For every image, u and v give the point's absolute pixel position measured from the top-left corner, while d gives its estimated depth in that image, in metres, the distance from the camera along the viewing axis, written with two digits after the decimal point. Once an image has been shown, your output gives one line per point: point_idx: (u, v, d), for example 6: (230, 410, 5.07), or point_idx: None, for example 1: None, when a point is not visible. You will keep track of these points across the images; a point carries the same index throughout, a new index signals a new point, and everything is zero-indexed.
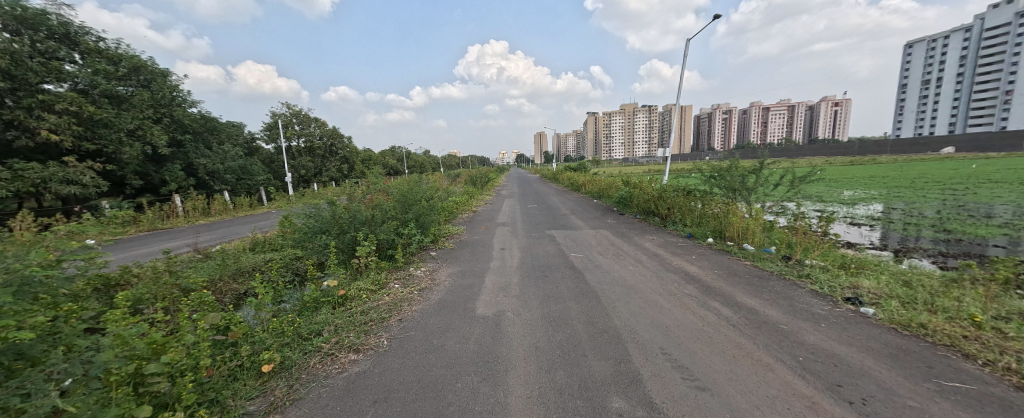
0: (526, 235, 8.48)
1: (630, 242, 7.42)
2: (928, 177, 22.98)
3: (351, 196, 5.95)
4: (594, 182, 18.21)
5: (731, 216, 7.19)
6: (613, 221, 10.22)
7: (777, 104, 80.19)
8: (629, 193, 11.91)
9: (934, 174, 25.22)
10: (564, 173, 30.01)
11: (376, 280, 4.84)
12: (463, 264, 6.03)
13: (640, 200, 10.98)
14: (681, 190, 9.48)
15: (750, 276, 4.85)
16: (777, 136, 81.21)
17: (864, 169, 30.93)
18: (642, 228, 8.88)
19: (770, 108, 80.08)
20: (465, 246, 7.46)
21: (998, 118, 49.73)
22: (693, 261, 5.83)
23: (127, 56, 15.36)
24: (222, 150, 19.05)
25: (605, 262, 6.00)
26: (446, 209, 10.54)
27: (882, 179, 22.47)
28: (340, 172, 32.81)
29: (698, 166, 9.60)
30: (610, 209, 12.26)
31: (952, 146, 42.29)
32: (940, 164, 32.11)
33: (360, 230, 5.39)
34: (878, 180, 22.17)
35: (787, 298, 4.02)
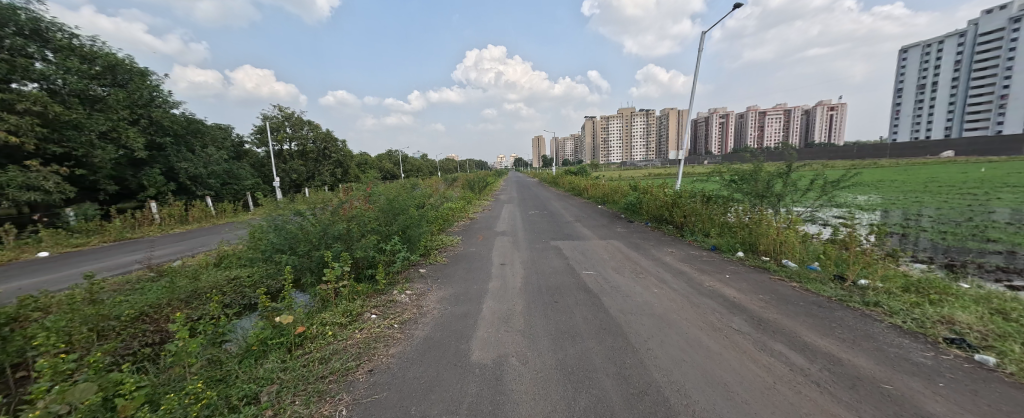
0: (529, 247, 7.58)
1: (648, 256, 6.53)
2: (940, 181, 22.26)
3: (324, 206, 5.04)
4: (597, 186, 17.34)
5: (763, 226, 6.33)
6: (623, 229, 9.34)
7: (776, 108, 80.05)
8: (638, 199, 11.05)
9: (943, 177, 24.56)
10: (565, 177, 29.18)
11: (347, 311, 3.91)
12: (457, 285, 5.12)
13: (652, 206, 10.11)
14: (698, 196, 8.63)
15: (806, 304, 3.98)
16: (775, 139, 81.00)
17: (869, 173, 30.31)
18: (657, 238, 8.01)
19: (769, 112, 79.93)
20: (460, 261, 6.55)
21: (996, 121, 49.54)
22: (729, 281, 4.93)
23: (102, 53, 14.44)
24: (206, 154, 18.10)
25: (625, 282, 5.10)
26: (440, 217, 9.66)
27: (893, 184, 21.66)
28: (333, 176, 31.92)
29: (717, 170, 8.75)
30: (618, 216, 11.38)
31: (948, 150, 42.27)
32: (946, 168, 31.50)
33: (332, 247, 4.47)
34: (890, 184, 21.44)
35: (870, 339, 3.14)
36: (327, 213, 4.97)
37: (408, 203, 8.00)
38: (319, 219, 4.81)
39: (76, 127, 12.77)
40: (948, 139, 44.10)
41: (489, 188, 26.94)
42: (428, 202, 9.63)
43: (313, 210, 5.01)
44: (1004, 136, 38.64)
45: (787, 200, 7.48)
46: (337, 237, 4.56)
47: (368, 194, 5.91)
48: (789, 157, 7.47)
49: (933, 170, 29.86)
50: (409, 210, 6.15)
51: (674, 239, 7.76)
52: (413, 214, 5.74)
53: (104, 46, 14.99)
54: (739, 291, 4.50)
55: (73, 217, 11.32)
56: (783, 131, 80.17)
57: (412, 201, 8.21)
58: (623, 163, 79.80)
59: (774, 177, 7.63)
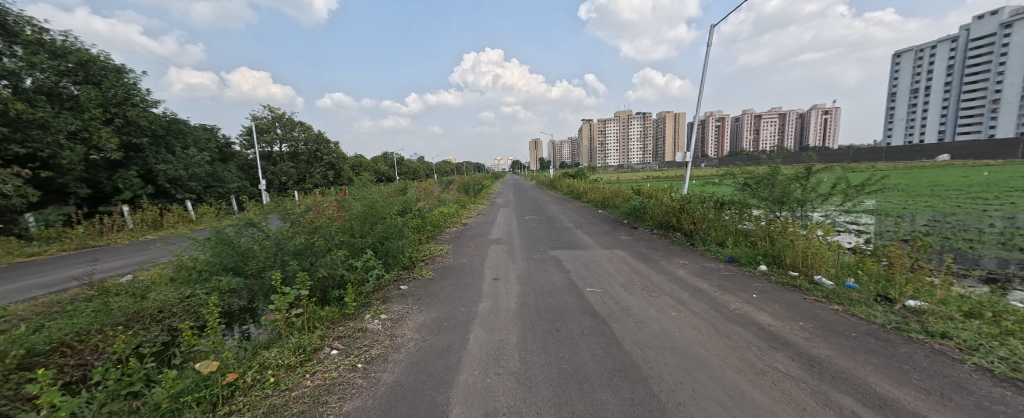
0: (526, 258, 6.87)
1: (659, 269, 5.83)
2: (944, 185, 21.83)
3: (286, 215, 4.31)
4: (597, 190, 16.66)
5: (787, 235, 5.66)
6: (628, 237, 8.65)
7: (772, 111, 80.22)
8: (642, 203, 10.41)
9: (946, 181, 24.16)
10: (563, 179, 28.51)
11: (300, 346, 3.17)
12: (441, 306, 4.39)
13: (658, 212, 9.42)
14: (710, 201, 7.98)
15: (859, 335, 3.28)
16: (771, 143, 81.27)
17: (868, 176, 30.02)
18: (666, 247, 7.32)
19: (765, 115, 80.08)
20: (447, 275, 5.83)
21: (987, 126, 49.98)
22: (757, 302, 4.25)
23: (74, 49, 13.64)
24: (188, 155, 17.28)
25: (636, 303, 4.39)
26: (429, 224, 8.96)
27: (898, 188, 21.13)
28: (325, 178, 31.12)
29: (729, 173, 8.10)
30: (621, 222, 10.69)
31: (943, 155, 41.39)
32: (946, 171, 31.20)
33: (289, 265, 3.73)
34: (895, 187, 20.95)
35: (961, 390, 2.44)
36: (289, 223, 4.25)
37: (393, 209, 7.27)
38: (277, 231, 4.08)
39: (42, 127, 11.96)
40: (942, 143, 44.09)
41: (485, 191, 26.24)
42: (417, 206, 8.92)
43: (273, 220, 4.29)
44: (995, 139, 38.47)
45: (808, 206, 6.82)
46: (296, 252, 3.83)
47: (343, 199, 5.20)
48: (810, 159, 6.84)
49: (932, 173, 29.52)
50: (390, 219, 5.44)
51: (685, 249, 7.07)
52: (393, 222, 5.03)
53: (77, 41, 14.19)
54: (773, 315, 3.81)
55: (33, 224, 10.35)
56: (779, 134, 80.33)
57: (398, 207, 7.49)
58: (620, 166, 79.51)
59: (793, 180, 6.99)
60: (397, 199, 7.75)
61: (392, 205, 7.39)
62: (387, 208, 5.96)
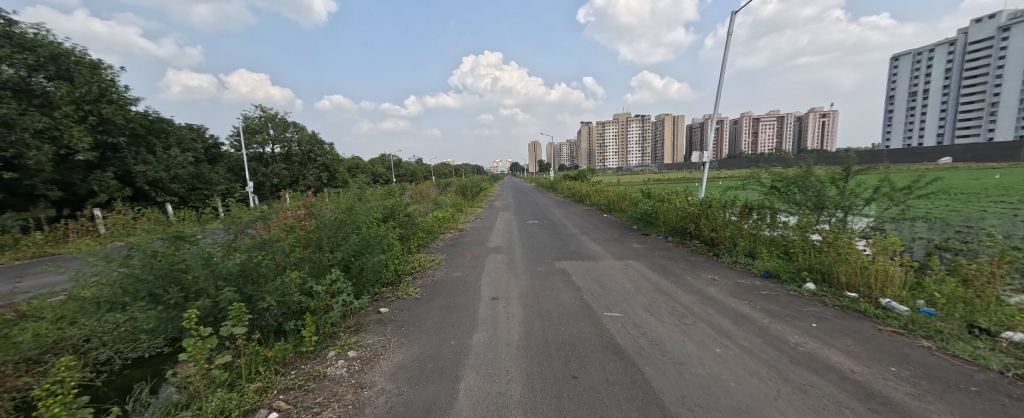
0: (529, 271, 6.02)
1: (685, 286, 4.98)
2: (959, 188, 21.00)
3: (231, 225, 3.42)
4: (601, 193, 15.84)
5: (838, 247, 4.80)
6: (641, 245, 7.80)
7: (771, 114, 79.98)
8: (654, 208, 9.58)
9: (959, 183, 23.34)
10: (563, 182, 27.69)
11: (223, 410, 2.31)
12: (426, 339, 3.54)
13: (674, 217, 8.57)
14: (734, 205, 7.14)
15: (986, 394, 2.43)
16: (771, 145, 80.80)
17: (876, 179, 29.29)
18: (687, 259, 6.46)
19: (765, 118, 79.70)
20: (439, 293, 4.97)
21: (985, 129, 49.77)
22: (821, 333, 3.40)
23: (43, 42, 12.77)
24: (169, 156, 16.37)
25: (668, 334, 3.55)
26: (421, 230, 8.13)
27: None
28: (319, 180, 30.27)
29: (756, 174, 7.24)
30: (631, 229, 9.83)
31: (944, 157, 41.02)
32: (954, 174, 30.45)
33: (228, 291, 2.86)
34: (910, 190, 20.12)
35: None
36: (234, 237, 3.34)
37: (376, 215, 6.39)
38: (215, 247, 3.19)
39: (6, 125, 11.10)
40: (942, 146, 43.63)
41: (484, 194, 25.42)
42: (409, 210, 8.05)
43: (214, 231, 3.41)
44: (996, 142, 38.05)
45: (852, 212, 5.97)
46: (239, 274, 2.95)
47: (312, 204, 4.33)
48: (853, 158, 6.02)
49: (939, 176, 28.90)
50: (371, 226, 4.57)
51: (709, 261, 6.24)
52: (375, 232, 4.14)
53: (48, 34, 13.33)
54: (851, 356, 2.96)
55: None
56: (778, 137, 80.03)
57: (384, 211, 6.62)
58: (620, 168, 78.88)
59: (831, 182, 6.16)
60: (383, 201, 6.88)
61: (376, 209, 6.52)
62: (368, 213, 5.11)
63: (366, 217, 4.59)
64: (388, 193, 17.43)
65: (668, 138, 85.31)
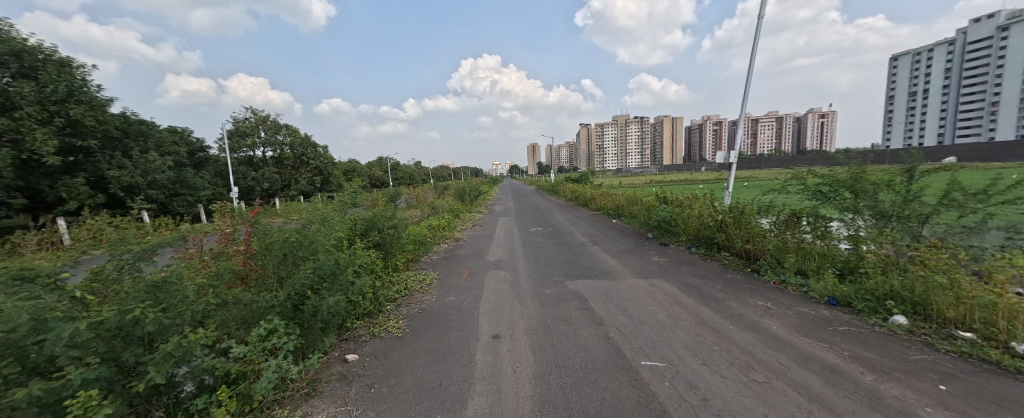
0: (537, 294, 4.99)
1: (735, 317, 3.96)
2: None
3: (113, 260, 2.36)
4: (608, 197, 14.87)
5: (933, 269, 3.75)
6: (664, 259, 6.79)
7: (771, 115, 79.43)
8: (672, 214, 8.59)
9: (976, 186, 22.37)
10: (565, 185, 26.75)
11: None
12: (401, 411, 2.52)
13: (699, 226, 7.57)
14: (774, 212, 6.14)
15: None
16: (771, 146, 80.12)
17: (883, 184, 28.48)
18: (722, 277, 5.44)
19: (766, 119, 79.07)
20: (427, 328, 3.96)
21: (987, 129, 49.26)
22: (966, 406, 2.37)
23: (4, 36, 11.76)
24: (147, 160, 15.34)
25: (740, 402, 2.53)
26: (410, 242, 7.11)
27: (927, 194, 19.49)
28: (312, 185, 29.33)
29: (797, 176, 6.23)
30: (647, 238, 8.83)
31: (949, 157, 40.35)
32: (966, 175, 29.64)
33: (87, 365, 1.83)
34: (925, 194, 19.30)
35: None
36: (117, 279, 2.29)
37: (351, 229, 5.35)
38: (90, 295, 2.19)
39: None
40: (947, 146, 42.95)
41: (482, 198, 24.54)
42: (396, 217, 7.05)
43: (93, 269, 2.37)
44: (1003, 142, 37.28)
45: (926, 222, 4.92)
46: (111, 335, 1.91)
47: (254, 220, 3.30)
48: (919, 159, 5.00)
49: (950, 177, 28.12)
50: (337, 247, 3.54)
51: (749, 281, 5.24)
52: (339, 257, 3.11)
53: (11, 29, 12.32)
54: None
55: None
56: (778, 138, 79.47)
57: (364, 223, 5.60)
58: (620, 170, 78.29)
59: (891, 186, 5.13)
60: (363, 209, 5.88)
61: (351, 221, 5.49)
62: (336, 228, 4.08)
63: (330, 236, 3.56)
64: (381, 198, 16.53)
65: (668, 139, 84.67)
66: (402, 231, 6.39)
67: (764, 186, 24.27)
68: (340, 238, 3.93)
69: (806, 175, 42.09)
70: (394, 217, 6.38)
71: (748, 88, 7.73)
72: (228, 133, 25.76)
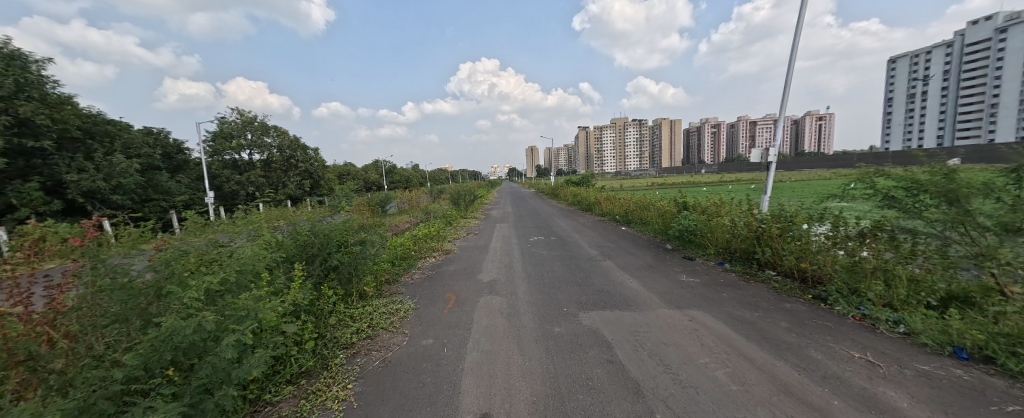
0: (541, 335, 3.77)
1: (828, 379, 2.73)
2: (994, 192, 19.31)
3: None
4: (615, 201, 13.65)
5: None
6: (695, 280, 5.54)
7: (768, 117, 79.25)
8: (696, 224, 7.37)
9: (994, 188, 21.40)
10: (566, 188, 25.50)
11: None
12: None
13: (736, 238, 6.31)
14: (838, 222, 4.85)
15: None
16: None
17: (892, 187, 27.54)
18: (780, 308, 4.19)
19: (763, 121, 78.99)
20: (386, 401, 2.70)
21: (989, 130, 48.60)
22: None
23: None
24: (110, 162, 14.04)
25: None
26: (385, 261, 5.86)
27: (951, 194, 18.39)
28: (301, 189, 28.10)
29: (863, 177, 4.93)
30: (667, 250, 7.57)
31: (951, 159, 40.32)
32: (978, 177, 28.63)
33: None
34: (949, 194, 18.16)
35: None
36: None
37: (296, 246, 4.10)
38: None
39: None
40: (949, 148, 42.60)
41: (480, 202, 23.44)
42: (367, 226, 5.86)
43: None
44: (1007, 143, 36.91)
45: None
46: None
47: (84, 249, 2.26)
48: None
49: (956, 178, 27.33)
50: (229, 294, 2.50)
51: (816, 313, 4.03)
52: (210, 318, 2.09)
53: None
54: None
55: None
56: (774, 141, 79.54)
57: (324, 233, 4.34)
58: (620, 173, 77.27)
59: (998, 192, 3.85)
60: (318, 219, 4.64)
61: (298, 231, 4.25)
62: (252, 254, 2.95)
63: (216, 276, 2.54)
64: (368, 203, 15.31)
65: (667, 142, 83.75)
66: (375, 244, 5.18)
67: (775, 190, 23.13)
68: (248, 276, 2.79)
69: (811, 178, 41.05)
70: (362, 226, 5.18)
71: (791, 74, 6.49)
72: (212, 134, 24.61)
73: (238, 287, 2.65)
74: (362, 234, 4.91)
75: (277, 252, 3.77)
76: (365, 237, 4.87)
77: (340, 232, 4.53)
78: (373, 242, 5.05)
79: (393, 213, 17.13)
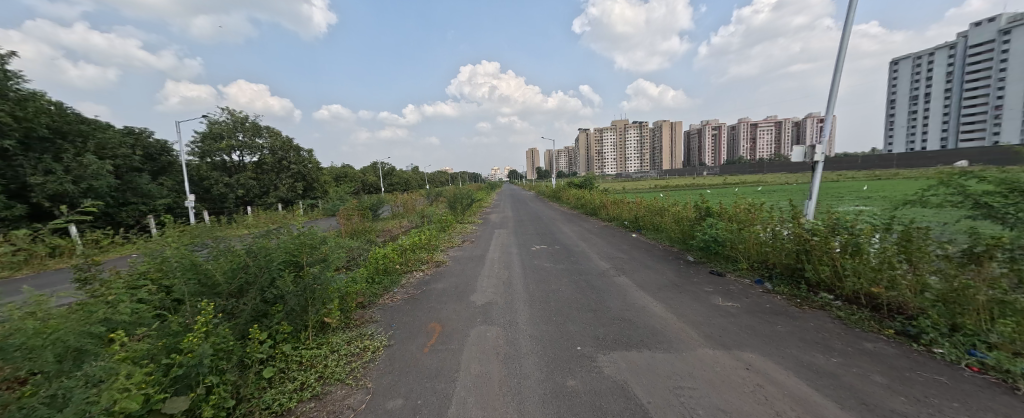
0: (547, 395, 2.76)
1: None
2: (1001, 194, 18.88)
3: None
4: (624, 205, 12.66)
5: None
6: (732, 304, 4.53)
7: (767, 120, 78.91)
8: (723, 234, 6.35)
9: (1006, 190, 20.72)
10: (568, 190, 24.53)
11: None
12: None
13: (780, 252, 5.28)
14: (922, 235, 3.81)
15: None
16: (766, 152, 79.94)
17: (900, 189, 26.81)
18: (861, 350, 3.19)
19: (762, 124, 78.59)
20: None
21: None
22: None
23: None
24: (80, 163, 13.13)
25: None
26: (355, 284, 4.85)
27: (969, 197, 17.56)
28: (294, 191, 27.21)
29: (946, 180, 3.86)
30: (690, 264, 6.55)
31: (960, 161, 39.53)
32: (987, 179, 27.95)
33: None
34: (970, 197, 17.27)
35: None
36: None
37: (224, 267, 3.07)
38: None
39: None
40: (958, 150, 41.70)
41: (478, 205, 22.55)
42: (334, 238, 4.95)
43: None
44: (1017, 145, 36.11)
45: None
46: None
47: None
48: None
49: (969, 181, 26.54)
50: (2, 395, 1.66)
51: (909, 358, 3.05)
52: None
53: None
54: None
55: None
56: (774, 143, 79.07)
57: (270, 249, 3.36)
58: (621, 175, 76.48)
59: None
60: (263, 233, 3.70)
61: (229, 252, 3.30)
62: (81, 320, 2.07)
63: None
64: (359, 207, 14.39)
65: (669, 143, 82.93)
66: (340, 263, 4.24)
67: (786, 195, 22.25)
68: (68, 350, 1.92)
69: (816, 181, 40.19)
70: (324, 240, 4.26)
71: (843, 57, 5.45)
72: (202, 135, 23.78)
73: (43, 368, 1.79)
74: (321, 251, 3.96)
75: (184, 284, 2.78)
76: (324, 254, 3.93)
77: (286, 252, 3.53)
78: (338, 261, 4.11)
79: (386, 218, 16.23)
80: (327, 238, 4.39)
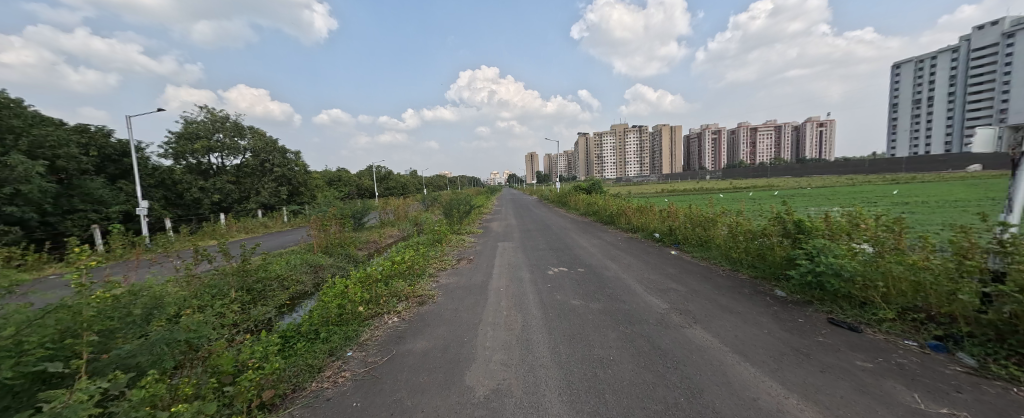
0: None
1: None
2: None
3: None
4: (651, 213, 10.66)
5: None
6: (951, 411, 2.44)
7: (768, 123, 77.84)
8: (844, 262, 4.26)
9: None
10: (575, 195, 22.40)
11: None
12: None
13: (985, 304, 3.20)
14: None
15: None
16: (767, 155, 78.69)
17: (916, 193, 25.58)
18: None
19: (762, 127, 77.62)
20: None
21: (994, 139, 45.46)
22: None
23: None
24: (4, 164, 10.96)
25: None
26: (254, 376, 2.73)
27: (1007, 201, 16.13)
28: (277, 196, 25.18)
29: None
30: (789, 306, 4.47)
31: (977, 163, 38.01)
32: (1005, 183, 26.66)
33: None
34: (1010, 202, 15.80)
35: None
36: None
37: None
38: None
39: None
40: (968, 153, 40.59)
41: (477, 211, 20.62)
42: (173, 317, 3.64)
43: None
44: None
45: None
46: None
47: None
48: None
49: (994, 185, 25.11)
50: None
51: None
52: None
53: None
54: None
55: None
56: (776, 146, 77.95)
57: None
58: (621, 179, 74.57)
59: None
60: None
61: None
62: None
63: None
64: (340, 214, 12.32)
65: (669, 146, 81.33)
66: (175, 352, 3.04)
67: (808, 202, 20.34)
68: None
69: (822, 185, 38.77)
70: (123, 312, 2.92)
71: None
72: (176, 135, 21.71)
73: None
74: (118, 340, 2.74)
75: None
76: (127, 349, 2.59)
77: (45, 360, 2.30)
78: (165, 361, 2.80)
79: (371, 226, 14.19)
80: (144, 318, 3.01)
